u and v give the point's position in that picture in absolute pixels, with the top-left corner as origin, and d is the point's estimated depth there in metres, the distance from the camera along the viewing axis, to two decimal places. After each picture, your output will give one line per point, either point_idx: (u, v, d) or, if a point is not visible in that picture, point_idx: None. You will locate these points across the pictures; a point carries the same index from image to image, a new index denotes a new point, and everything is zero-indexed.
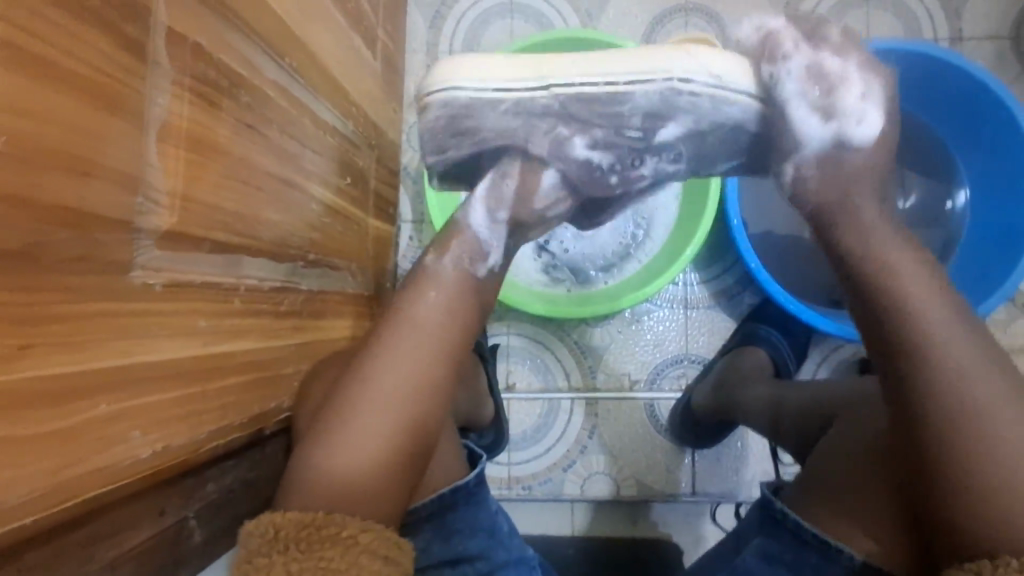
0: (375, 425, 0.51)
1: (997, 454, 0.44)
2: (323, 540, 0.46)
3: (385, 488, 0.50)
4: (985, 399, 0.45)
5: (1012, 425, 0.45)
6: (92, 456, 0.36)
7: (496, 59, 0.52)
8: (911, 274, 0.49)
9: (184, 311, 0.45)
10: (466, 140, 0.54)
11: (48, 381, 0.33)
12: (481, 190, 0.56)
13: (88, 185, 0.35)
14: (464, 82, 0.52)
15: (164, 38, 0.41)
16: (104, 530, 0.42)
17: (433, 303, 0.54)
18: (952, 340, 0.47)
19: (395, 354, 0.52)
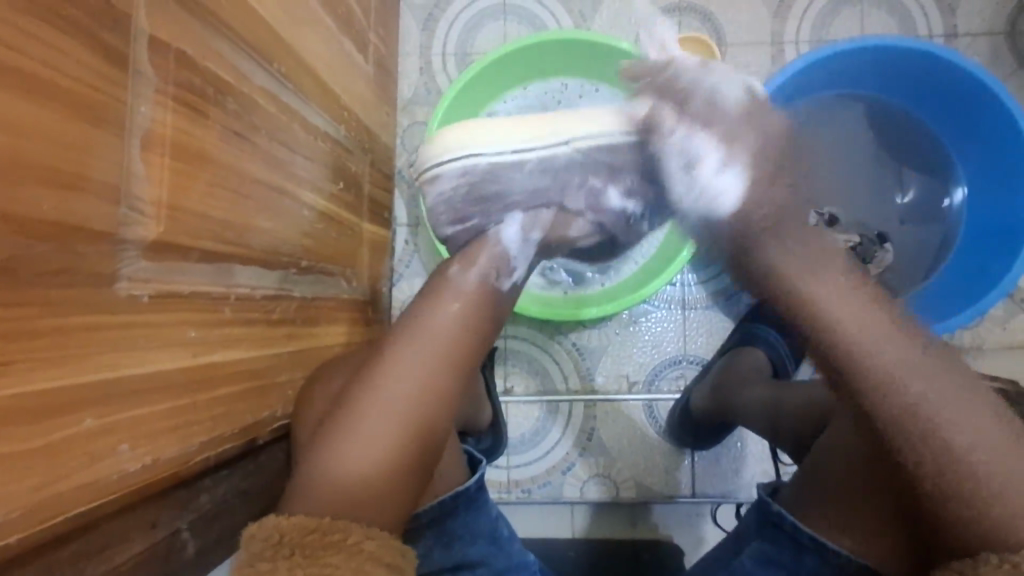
0: (383, 431, 0.51)
1: (968, 454, 0.45)
2: (326, 546, 0.45)
3: (388, 495, 0.50)
4: (941, 402, 0.46)
5: (967, 422, 0.45)
6: (79, 472, 0.36)
7: (488, 125, 0.53)
8: (843, 310, 0.48)
9: (172, 321, 0.44)
10: (483, 209, 0.55)
11: (31, 397, 0.32)
12: (515, 219, 0.56)
13: (70, 196, 0.34)
14: (480, 149, 0.53)
15: (147, 47, 0.40)
16: (93, 547, 0.41)
17: (441, 310, 0.54)
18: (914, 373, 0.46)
19: (402, 364, 0.52)
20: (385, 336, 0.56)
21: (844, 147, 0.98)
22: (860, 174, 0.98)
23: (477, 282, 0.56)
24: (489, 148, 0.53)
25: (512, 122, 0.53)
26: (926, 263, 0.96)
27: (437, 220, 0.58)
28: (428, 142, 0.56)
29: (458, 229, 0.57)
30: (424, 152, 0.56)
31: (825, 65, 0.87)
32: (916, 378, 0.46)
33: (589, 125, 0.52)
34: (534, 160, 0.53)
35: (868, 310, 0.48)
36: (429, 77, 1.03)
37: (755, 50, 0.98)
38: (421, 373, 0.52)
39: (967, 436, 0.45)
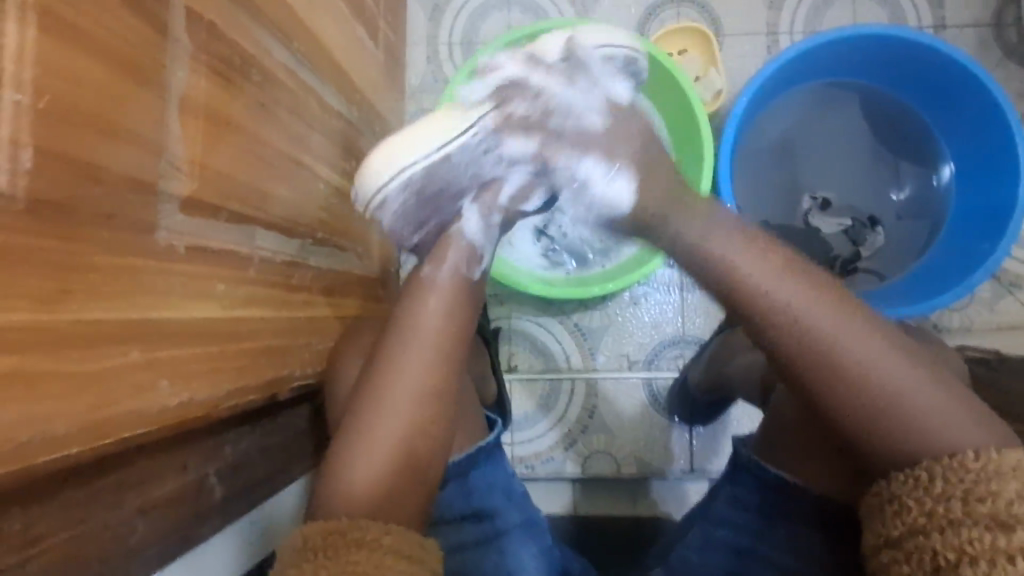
0: (386, 432, 0.54)
1: (874, 387, 0.47)
2: (349, 544, 0.47)
3: (400, 491, 0.54)
4: (839, 335, 0.48)
5: (859, 351, 0.48)
6: (126, 398, 0.39)
7: (393, 143, 0.59)
8: (747, 264, 0.51)
9: (204, 274, 0.48)
10: (436, 206, 0.61)
11: (87, 325, 0.36)
12: (473, 208, 0.61)
13: (120, 147, 0.38)
14: (388, 165, 0.58)
15: (184, 16, 0.44)
16: (131, 479, 0.44)
17: (428, 309, 0.56)
18: (854, 336, 0.48)
19: (400, 360, 0.55)
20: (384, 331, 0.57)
21: (835, 133, 1.02)
22: (850, 167, 1.02)
23: (453, 279, 0.58)
24: (417, 156, 0.57)
25: (417, 130, 0.58)
26: (917, 247, 0.99)
27: (401, 236, 0.63)
28: (363, 173, 0.60)
29: (419, 233, 0.63)
30: (362, 186, 0.61)
31: (815, 53, 0.90)
32: (824, 315, 0.49)
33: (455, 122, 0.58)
34: (457, 150, 0.58)
35: (763, 253, 0.51)
36: (436, 66, 1.06)
37: (751, 40, 1.02)
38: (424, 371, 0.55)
39: (868, 368, 0.47)
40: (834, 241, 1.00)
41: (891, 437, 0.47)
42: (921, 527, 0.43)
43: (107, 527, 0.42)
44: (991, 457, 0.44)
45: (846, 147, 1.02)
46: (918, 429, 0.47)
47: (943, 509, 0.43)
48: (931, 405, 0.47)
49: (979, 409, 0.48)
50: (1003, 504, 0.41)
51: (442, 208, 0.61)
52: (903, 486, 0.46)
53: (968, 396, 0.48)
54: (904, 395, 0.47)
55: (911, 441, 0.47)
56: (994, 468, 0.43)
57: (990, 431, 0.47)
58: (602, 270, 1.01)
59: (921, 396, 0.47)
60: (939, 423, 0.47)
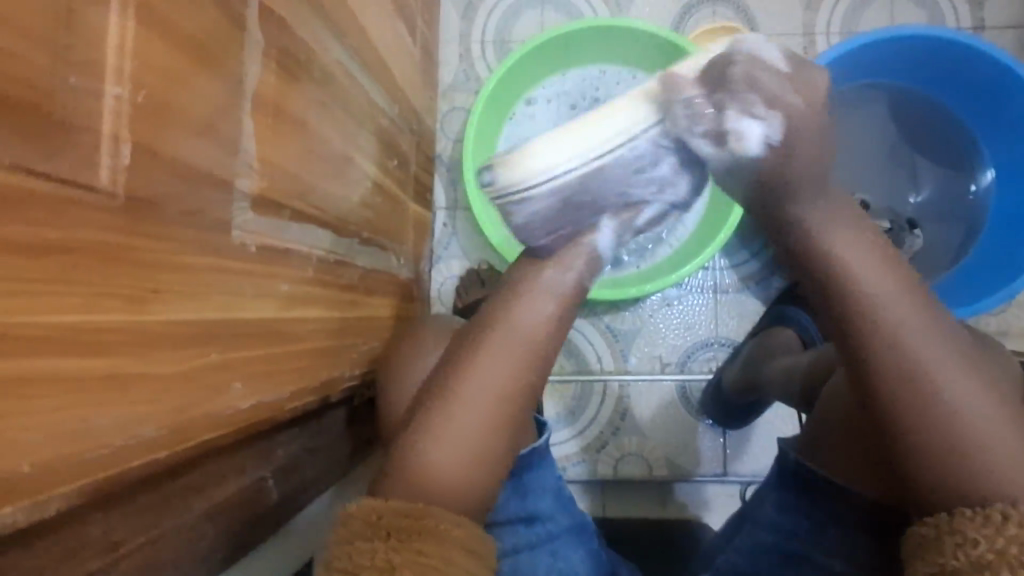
0: (457, 421, 0.52)
1: (958, 419, 0.44)
2: (420, 532, 0.47)
3: (461, 488, 0.51)
4: (936, 363, 0.45)
5: (944, 368, 0.45)
6: (205, 401, 0.38)
7: (546, 143, 0.50)
8: (848, 252, 0.48)
9: (270, 274, 0.47)
10: (577, 216, 0.54)
11: (173, 326, 0.35)
12: (610, 221, 0.55)
13: (201, 144, 0.37)
14: (539, 170, 0.50)
15: (257, 11, 0.43)
16: (197, 483, 0.43)
17: (530, 309, 0.55)
18: (936, 350, 0.45)
19: (489, 359, 0.53)
20: (470, 328, 0.57)
21: (868, 138, 1.01)
22: (878, 167, 1.01)
23: (573, 284, 0.56)
24: (574, 163, 0.50)
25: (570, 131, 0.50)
26: (950, 254, 0.98)
27: (529, 234, 0.54)
28: (506, 160, 0.52)
29: (550, 237, 0.55)
30: (501, 176, 0.52)
31: (856, 55, 0.90)
32: (924, 337, 0.46)
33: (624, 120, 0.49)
34: (611, 163, 0.50)
35: (873, 259, 0.48)
36: (468, 64, 1.05)
37: (788, 40, 1.01)
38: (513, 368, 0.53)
39: (957, 405, 0.44)
40: None
41: (957, 474, 0.44)
42: (989, 566, 0.41)
43: (178, 530, 0.42)
44: None
45: (878, 153, 1.02)
46: (995, 475, 0.43)
47: (1014, 551, 0.41)
48: (1013, 455, 0.44)
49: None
50: None
51: (578, 216, 0.54)
52: (970, 523, 0.43)
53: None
54: (991, 439, 0.44)
55: (982, 483, 0.44)
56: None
57: None
58: (636, 272, 0.99)
59: (1004, 440, 0.44)
60: (1015, 471, 0.43)
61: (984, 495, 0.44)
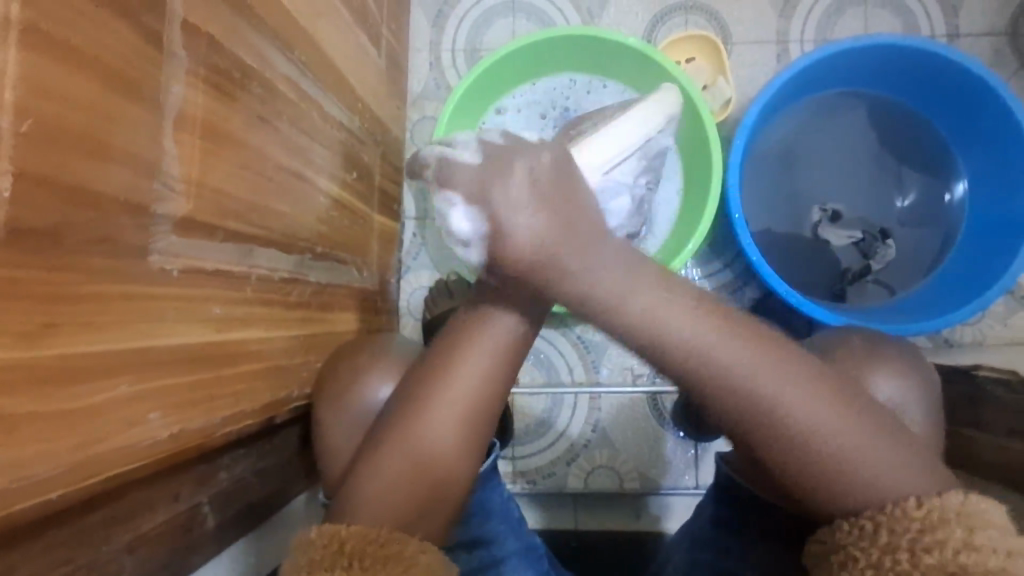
0: (423, 440, 0.53)
1: (819, 440, 0.46)
2: (384, 559, 0.46)
3: (422, 510, 0.53)
4: (777, 392, 0.46)
5: (805, 407, 0.46)
6: (112, 435, 0.37)
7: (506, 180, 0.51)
8: (671, 312, 0.46)
9: (200, 296, 0.46)
10: None
11: (71, 359, 0.34)
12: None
13: (109, 168, 0.36)
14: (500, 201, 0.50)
15: (181, 28, 0.41)
16: (119, 515, 0.42)
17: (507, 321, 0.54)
18: (776, 384, 0.46)
19: (462, 375, 0.53)
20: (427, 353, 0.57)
21: (847, 147, 0.99)
22: (857, 171, 0.99)
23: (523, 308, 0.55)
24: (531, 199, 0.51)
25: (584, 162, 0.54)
26: (925, 263, 0.97)
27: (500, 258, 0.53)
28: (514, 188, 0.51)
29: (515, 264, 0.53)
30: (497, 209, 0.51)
31: (829, 63, 0.88)
32: (766, 370, 0.46)
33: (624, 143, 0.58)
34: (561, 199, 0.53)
35: (682, 299, 0.47)
36: (439, 72, 1.04)
37: (760, 48, 1.00)
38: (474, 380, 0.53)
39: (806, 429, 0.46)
40: (843, 253, 0.97)
41: (830, 483, 0.46)
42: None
43: (94, 566, 0.40)
44: (932, 503, 0.44)
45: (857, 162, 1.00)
46: (863, 486, 0.46)
47: (889, 563, 0.43)
48: (873, 461, 0.46)
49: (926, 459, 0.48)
50: (951, 555, 0.41)
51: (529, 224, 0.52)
52: (847, 536, 0.46)
53: (916, 450, 0.48)
54: (855, 452, 0.46)
55: (849, 491, 0.46)
56: (937, 516, 0.43)
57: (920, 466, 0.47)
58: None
59: (859, 451, 0.46)
60: (876, 476, 0.46)
61: (850, 502, 0.46)
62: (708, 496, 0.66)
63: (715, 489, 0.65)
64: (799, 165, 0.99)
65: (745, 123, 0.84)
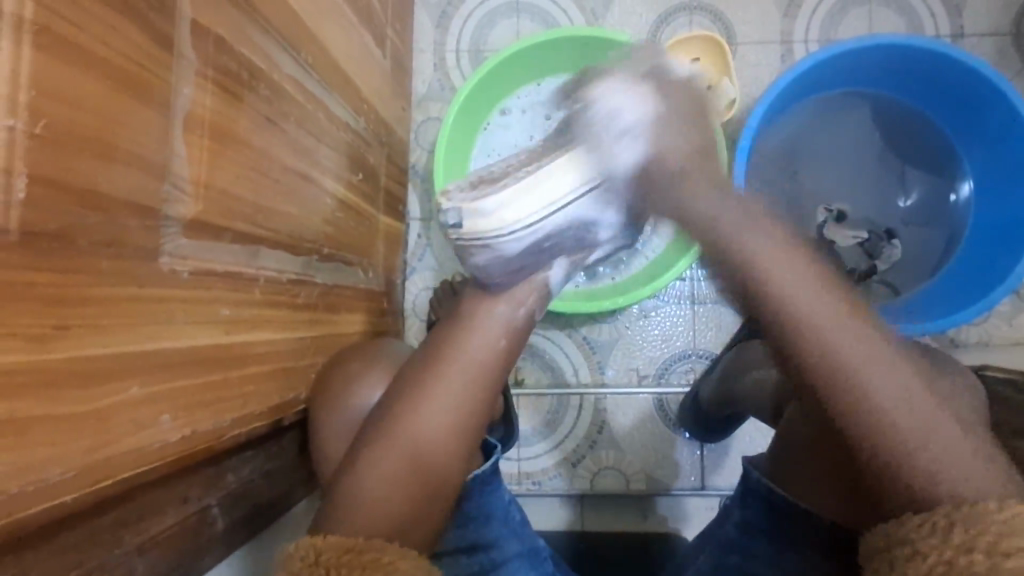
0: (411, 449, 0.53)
1: (890, 408, 0.45)
2: (364, 565, 0.47)
3: (413, 517, 0.53)
4: (859, 359, 0.46)
5: (888, 379, 0.46)
6: (123, 437, 0.37)
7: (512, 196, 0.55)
8: (791, 274, 0.49)
9: (208, 298, 0.46)
10: (540, 256, 0.59)
11: (82, 362, 0.34)
12: (561, 263, 0.61)
13: (119, 170, 0.36)
14: (499, 222, 0.55)
15: (190, 29, 0.41)
16: (129, 517, 0.42)
17: (484, 339, 0.57)
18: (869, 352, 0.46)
19: (443, 387, 0.54)
20: (426, 353, 0.57)
21: (852, 147, 0.99)
22: (861, 172, 1.00)
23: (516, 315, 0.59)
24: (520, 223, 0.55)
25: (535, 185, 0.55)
26: (930, 264, 0.97)
27: (484, 273, 0.59)
28: (475, 210, 0.55)
29: (502, 277, 0.59)
30: (466, 223, 0.56)
31: (833, 64, 0.88)
32: (837, 323, 0.47)
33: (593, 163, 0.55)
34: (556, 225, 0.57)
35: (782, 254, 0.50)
36: (443, 73, 1.04)
37: (765, 48, 1.00)
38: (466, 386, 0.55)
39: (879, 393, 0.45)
40: (848, 254, 0.97)
41: (896, 460, 0.45)
42: None
43: (105, 568, 0.40)
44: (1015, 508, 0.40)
45: (863, 162, 1.00)
46: (931, 473, 0.44)
47: (964, 561, 0.40)
48: (943, 443, 0.44)
49: (998, 458, 0.45)
50: None
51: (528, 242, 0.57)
52: (915, 531, 0.43)
53: (999, 459, 0.45)
54: (924, 435, 0.44)
55: (916, 474, 0.44)
56: (1017, 523, 0.40)
57: (1000, 477, 0.44)
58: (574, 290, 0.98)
59: (930, 430, 0.45)
60: (945, 471, 0.44)
61: (921, 499, 0.44)
62: (733, 496, 0.66)
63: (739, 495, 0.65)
64: (804, 165, 0.99)
65: (750, 125, 0.84)
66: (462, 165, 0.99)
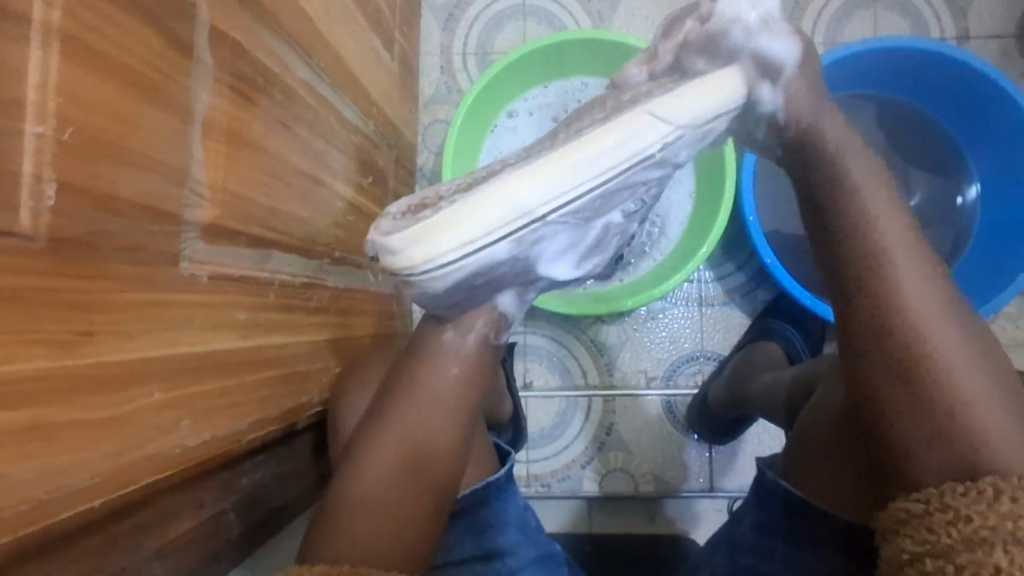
0: (391, 466, 0.55)
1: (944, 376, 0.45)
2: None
3: (406, 532, 0.55)
4: (923, 316, 0.47)
5: (945, 347, 0.46)
6: (144, 442, 0.37)
7: (458, 220, 0.42)
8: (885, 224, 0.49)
9: (224, 302, 0.46)
10: (487, 288, 0.51)
11: (106, 368, 0.34)
12: (509, 293, 0.55)
13: (141, 176, 0.36)
14: (442, 251, 0.43)
15: (207, 35, 0.42)
16: (149, 521, 0.42)
17: (449, 367, 0.56)
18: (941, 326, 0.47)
19: (403, 420, 0.56)
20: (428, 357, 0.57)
21: None
22: None
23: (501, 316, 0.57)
24: (458, 254, 0.43)
25: (473, 215, 0.42)
26: None
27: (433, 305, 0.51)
28: (385, 246, 0.44)
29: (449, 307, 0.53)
30: (382, 259, 0.45)
31: (838, 66, 0.88)
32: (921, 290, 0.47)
33: (551, 183, 0.42)
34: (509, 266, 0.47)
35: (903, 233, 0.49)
36: (449, 76, 1.04)
37: None
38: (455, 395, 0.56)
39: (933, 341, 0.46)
40: None
41: (945, 430, 0.45)
42: (983, 541, 0.41)
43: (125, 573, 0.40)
44: None
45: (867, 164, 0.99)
46: (976, 441, 0.44)
47: (1010, 527, 0.41)
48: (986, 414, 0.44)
49: None
50: None
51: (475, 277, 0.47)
52: (961, 499, 0.43)
53: None
54: (973, 400, 0.45)
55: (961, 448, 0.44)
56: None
57: None
58: (582, 292, 0.95)
59: (987, 402, 0.45)
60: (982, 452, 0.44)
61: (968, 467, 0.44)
62: (749, 499, 0.66)
63: (754, 497, 0.65)
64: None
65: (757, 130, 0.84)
66: (470, 165, 0.99)
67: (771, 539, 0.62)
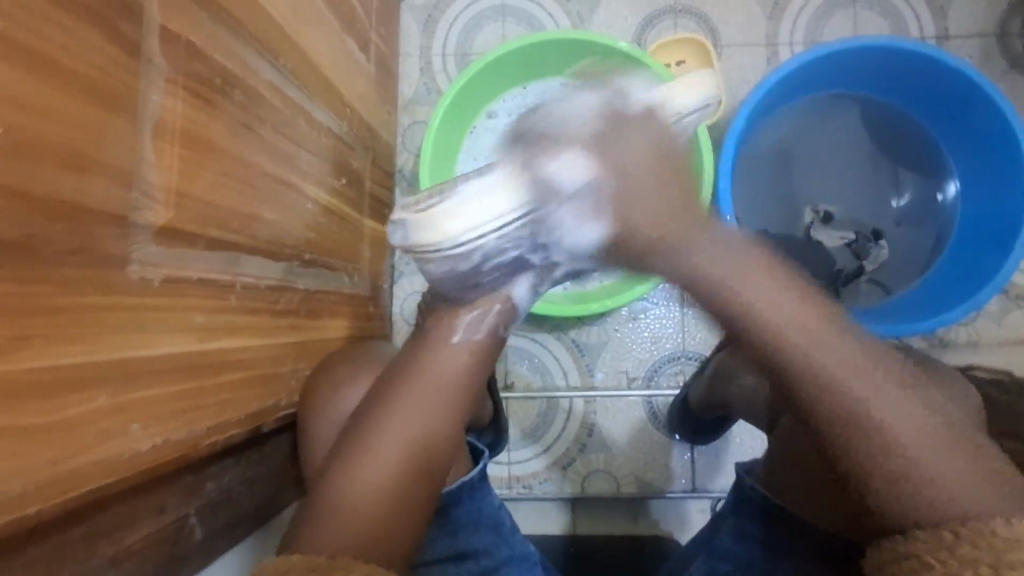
0: (380, 461, 0.55)
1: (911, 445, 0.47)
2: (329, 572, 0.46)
3: (394, 528, 0.54)
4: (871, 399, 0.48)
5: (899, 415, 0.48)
6: (90, 448, 0.37)
7: (468, 207, 0.54)
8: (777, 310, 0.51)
9: (181, 306, 0.45)
10: (497, 269, 0.58)
11: (45, 372, 0.34)
12: (524, 279, 0.61)
13: (85, 179, 0.36)
14: (453, 232, 0.54)
15: (158, 36, 0.41)
16: (103, 528, 0.42)
17: (446, 359, 0.59)
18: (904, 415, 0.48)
19: (403, 412, 0.56)
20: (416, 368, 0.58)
21: (841, 148, 0.99)
22: (848, 173, 0.99)
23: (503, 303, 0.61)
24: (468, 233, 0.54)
25: (496, 191, 0.52)
26: (920, 264, 0.96)
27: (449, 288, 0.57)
28: (420, 222, 0.55)
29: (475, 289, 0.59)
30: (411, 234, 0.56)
31: (822, 62, 0.88)
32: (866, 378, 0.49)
33: (561, 167, 0.51)
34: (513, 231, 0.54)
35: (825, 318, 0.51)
36: (430, 78, 1.04)
37: (751, 51, 1.00)
38: (439, 400, 0.57)
39: (848, 367, 0.49)
40: (837, 255, 0.96)
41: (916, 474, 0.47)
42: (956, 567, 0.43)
43: None
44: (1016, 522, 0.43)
45: (851, 163, 0.99)
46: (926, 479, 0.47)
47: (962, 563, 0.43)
48: (908, 432, 0.47)
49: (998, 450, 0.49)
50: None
51: (480, 244, 0.55)
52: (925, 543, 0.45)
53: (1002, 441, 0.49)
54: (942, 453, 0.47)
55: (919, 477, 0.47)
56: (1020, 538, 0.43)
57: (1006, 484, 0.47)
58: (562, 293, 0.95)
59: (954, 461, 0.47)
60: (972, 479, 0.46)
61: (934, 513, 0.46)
62: (728, 505, 0.65)
63: (733, 501, 0.64)
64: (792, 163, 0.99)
65: (738, 125, 0.83)
66: (449, 159, 0.99)
67: (749, 545, 0.61)
